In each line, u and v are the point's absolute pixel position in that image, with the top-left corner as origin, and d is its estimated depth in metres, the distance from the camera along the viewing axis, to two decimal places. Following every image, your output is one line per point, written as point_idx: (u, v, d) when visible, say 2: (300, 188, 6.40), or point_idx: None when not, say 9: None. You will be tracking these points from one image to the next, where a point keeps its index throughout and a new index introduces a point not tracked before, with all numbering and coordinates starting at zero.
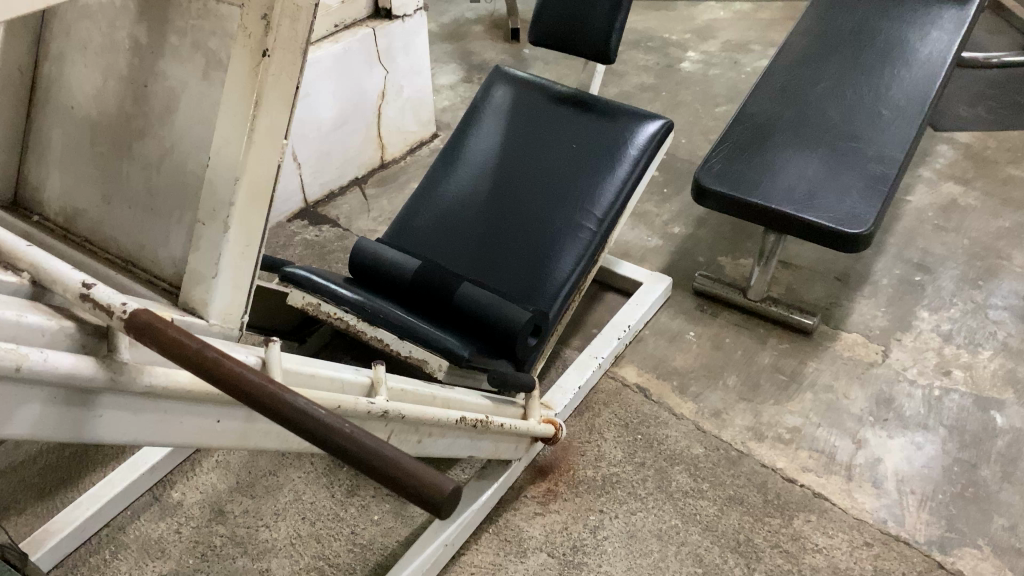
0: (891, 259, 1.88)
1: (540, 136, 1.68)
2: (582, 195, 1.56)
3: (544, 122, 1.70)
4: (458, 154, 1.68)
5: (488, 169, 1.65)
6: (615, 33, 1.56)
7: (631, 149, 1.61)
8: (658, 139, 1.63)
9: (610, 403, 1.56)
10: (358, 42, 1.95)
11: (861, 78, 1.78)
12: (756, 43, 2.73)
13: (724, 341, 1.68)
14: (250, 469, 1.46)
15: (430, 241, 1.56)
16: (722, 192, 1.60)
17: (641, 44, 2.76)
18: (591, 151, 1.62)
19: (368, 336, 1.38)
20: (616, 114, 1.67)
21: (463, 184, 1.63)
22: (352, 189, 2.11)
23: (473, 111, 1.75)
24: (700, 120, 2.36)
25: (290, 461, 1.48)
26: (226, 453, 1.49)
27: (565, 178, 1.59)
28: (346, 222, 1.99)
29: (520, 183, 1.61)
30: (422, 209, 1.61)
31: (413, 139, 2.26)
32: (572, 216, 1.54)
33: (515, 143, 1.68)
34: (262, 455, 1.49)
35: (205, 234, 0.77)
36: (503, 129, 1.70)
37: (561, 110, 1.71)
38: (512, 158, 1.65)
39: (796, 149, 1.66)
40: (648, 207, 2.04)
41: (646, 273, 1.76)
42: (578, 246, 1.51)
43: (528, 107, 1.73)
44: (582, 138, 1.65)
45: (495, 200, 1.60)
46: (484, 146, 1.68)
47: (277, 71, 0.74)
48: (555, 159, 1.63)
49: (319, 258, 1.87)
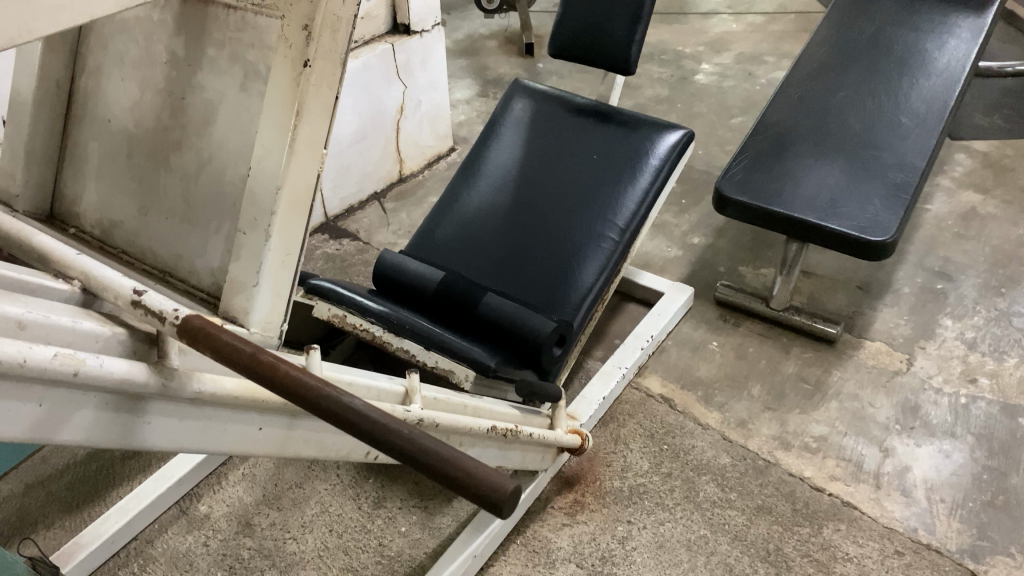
0: (913, 267, 1.87)
1: (560, 147, 1.68)
2: (604, 205, 1.57)
3: (564, 134, 1.70)
4: (479, 166, 1.69)
5: (509, 181, 1.65)
6: (635, 43, 1.56)
7: (651, 159, 1.61)
8: (679, 149, 1.63)
9: (635, 413, 1.55)
10: (376, 57, 1.96)
11: (880, 88, 1.79)
12: (769, 55, 2.74)
13: (747, 351, 1.67)
14: (276, 481, 1.46)
15: (453, 253, 1.57)
16: (744, 202, 1.60)
17: (655, 57, 2.78)
18: (611, 162, 1.63)
19: (394, 347, 1.38)
20: (637, 125, 1.67)
21: (484, 196, 1.64)
22: (372, 203, 2.12)
23: (493, 125, 1.76)
24: (716, 131, 2.37)
25: (316, 473, 1.48)
26: (252, 465, 1.49)
27: (586, 188, 1.60)
28: (366, 236, 2.01)
29: (541, 193, 1.62)
30: (444, 220, 1.62)
31: (430, 153, 2.27)
32: (594, 227, 1.55)
33: (535, 155, 1.68)
34: (288, 467, 1.49)
35: (246, 243, 0.78)
36: (523, 141, 1.71)
37: (580, 122, 1.72)
38: (533, 170, 1.66)
39: (817, 158, 1.67)
40: (667, 218, 2.05)
41: (668, 283, 1.76)
42: (601, 256, 1.51)
43: (548, 119, 1.74)
44: (603, 149, 1.65)
45: (517, 211, 1.60)
46: (505, 159, 1.69)
47: (317, 81, 0.75)
48: (576, 170, 1.63)
49: (341, 271, 1.89)
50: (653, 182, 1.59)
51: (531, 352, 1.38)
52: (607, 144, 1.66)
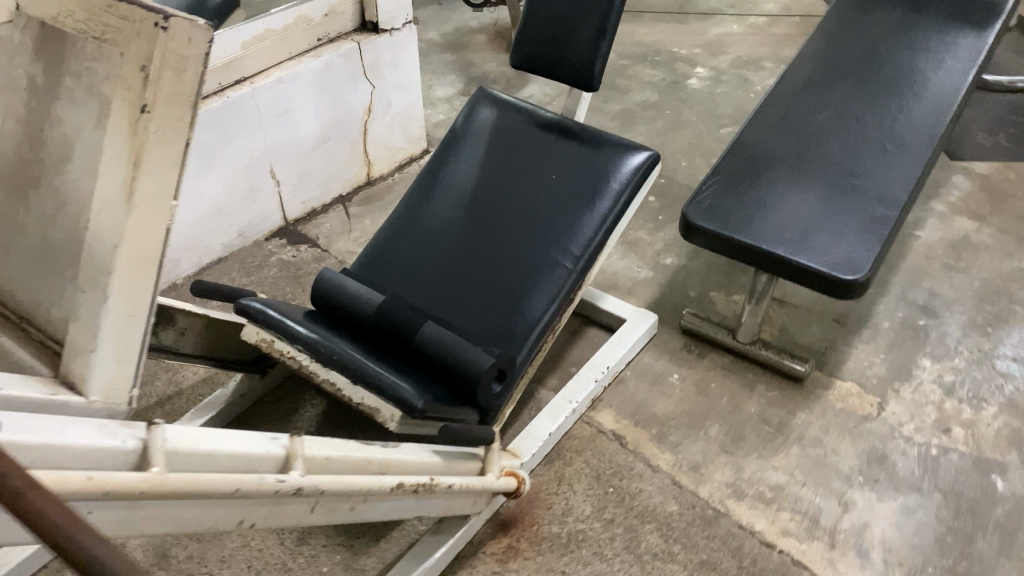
0: (895, 300, 1.77)
1: (520, 164, 1.58)
2: (560, 231, 1.47)
3: (525, 150, 1.60)
4: (435, 184, 1.60)
5: (465, 200, 1.56)
6: (599, 58, 1.46)
7: (612, 183, 1.51)
8: (643, 172, 1.53)
9: (583, 451, 1.46)
10: (340, 57, 1.86)
11: (868, 110, 1.68)
12: (768, 60, 2.62)
13: (710, 387, 1.58)
14: None
15: (399, 276, 1.48)
16: (711, 230, 1.51)
17: (648, 58, 2.66)
18: (571, 183, 1.53)
19: (320, 378, 1.30)
20: (601, 145, 1.57)
21: (438, 216, 1.55)
22: (336, 207, 2.03)
23: (453, 139, 1.66)
24: (702, 142, 2.26)
25: None
26: None
27: (542, 212, 1.50)
28: (325, 243, 1.92)
29: (496, 214, 1.53)
30: (393, 241, 1.54)
31: (403, 155, 2.16)
32: (548, 255, 1.45)
33: (492, 172, 1.58)
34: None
35: (85, 302, 0.70)
36: (482, 156, 1.61)
37: (541, 138, 1.61)
38: (489, 188, 1.56)
39: (793, 184, 1.56)
40: (641, 236, 1.95)
41: (631, 309, 1.67)
42: (554, 287, 1.42)
43: (508, 133, 1.63)
44: (563, 170, 1.55)
45: (469, 234, 1.51)
46: (462, 176, 1.60)
47: (159, 127, 0.66)
48: (534, 191, 1.53)
49: (295, 282, 1.82)
50: (613, 207, 1.49)
51: (466, 389, 1.30)
52: (569, 164, 1.55)
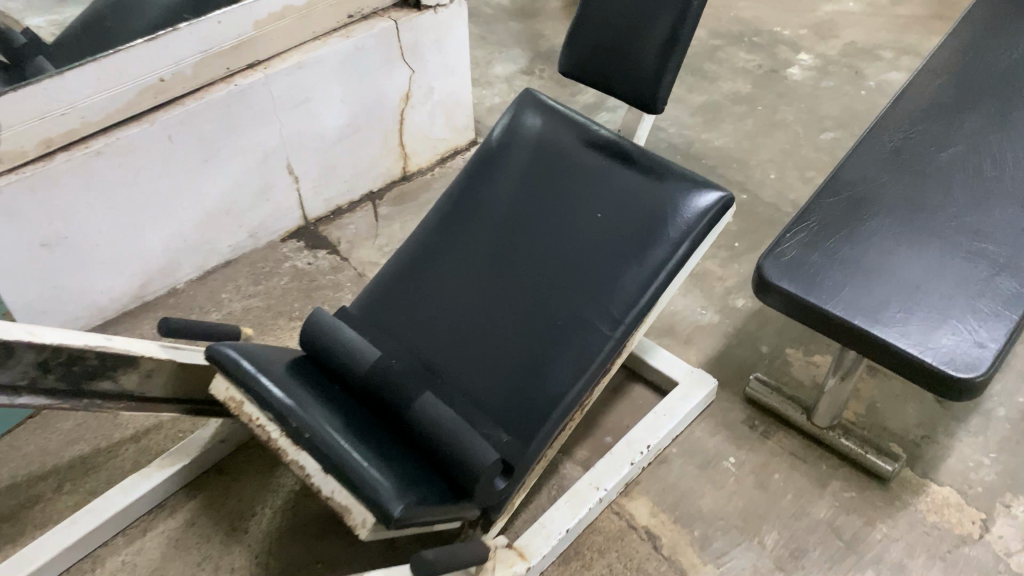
0: (1015, 380, 1.44)
1: (562, 192, 1.31)
2: (598, 285, 1.21)
3: (570, 174, 1.32)
4: (462, 207, 1.35)
5: (492, 232, 1.31)
6: (667, 74, 1.16)
7: (669, 229, 1.22)
8: (710, 218, 1.23)
9: (607, 552, 1.22)
10: (374, 38, 1.60)
11: (1005, 153, 1.35)
12: (886, 49, 2.23)
13: (771, 479, 1.30)
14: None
15: (404, 321, 1.25)
16: (789, 293, 1.21)
17: (746, 38, 2.30)
18: (618, 223, 1.25)
19: (290, 458, 1.08)
20: (662, 176, 1.28)
21: (458, 250, 1.30)
22: (365, 205, 1.80)
23: (489, 152, 1.40)
24: (798, 149, 1.92)
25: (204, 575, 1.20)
26: (135, 551, 1.22)
27: (580, 257, 1.24)
28: (345, 249, 1.70)
29: (526, 255, 1.27)
30: (405, 274, 1.30)
31: (445, 147, 1.91)
32: (580, 314, 1.19)
33: (528, 199, 1.32)
34: (174, 563, 1.21)
35: None
36: (519, 177, 1.35)
37: (591, 161, 1.32)
38: (522, 221, 1.30)
39: (900, 239, 1.25)
40: (709, 268, 1.66)
41: (686, 370, 1.39)
42: (583, 357, 1.16)
43: (553, 150, 1.36)
44: (612, 205, 1.27)
45: (491, 278, 1.26)
46: (493, 201, 1.34)
47: None
48: (574, 229, 1.26)
49: (305, 296, 1.60)
50: (667, 259, 1.20)
51: (462, 485, 1.07)
52: (619, 199, 1.27)
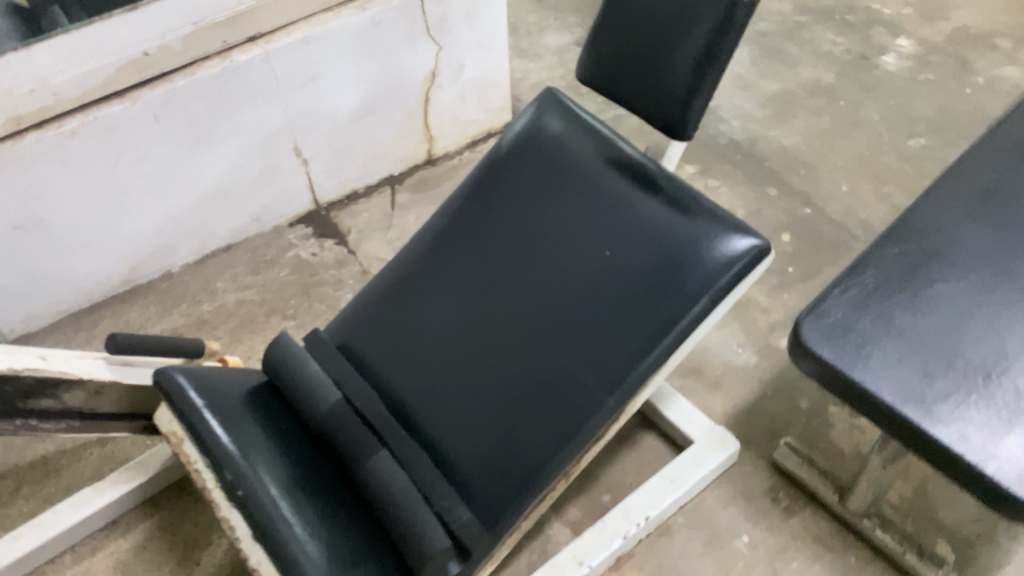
0: None
1: (569, 218, 1.12)
2: (594, 338, 1.03)
3: (582, 196, 1.13)
4: (462, 227, 1.19)
5: (488, 261, 1.15)
6: (699, 98, 0.95)
7: (686, 277, 1.02)
8: (739, 269, 1.02)
9: None
10: (395, 11, 1.42)
11: None
12: (1004, 36, 1.91)
13: (787, 569, 1.12)
14: None
15: (382, 358, 1.12)
16: (829, 362, 1.01)
17: (838, 15, 2.02)
18: (627, 263, 1.06)
19: (223, 513, 0.97)
20: (688, 209, 1.08)
21: (450, 279, 1.15)
22: (382, 190, 1.65)
23: (499, 162, 1.22)
24: (880, 155, 1.66)
25: None
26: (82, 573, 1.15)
27: (579, 302, 1.06)
28: (354, 240, 1.56)
29: (520, 293, 1.10)
30: (390, 302, 1.17)
31: (477, 128, 1.74)
32: (569, 371, 1.02)
33: (532, 224, 1.14)
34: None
35: None
36: (525, 196, 1.17)
37: (608, 183, 1.13)
38: (523, 251, 1.13)
39: (976, 308, 1.03)
40: (753, 296, 1.45)
41: (706, 427, 1.21)
42: (566, 424, 1.00)
43: (567, 165, 1.17)
44: (623, 240, 1.07)
45: (479, 318, 1.11)
46: (494, 223, 1.17)
47: None
48: (576, 266, 1.08)
49: (303, 292, 1.47)
50: (679, 314, 1.01)
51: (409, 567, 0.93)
52: (633, 233, 1.07)
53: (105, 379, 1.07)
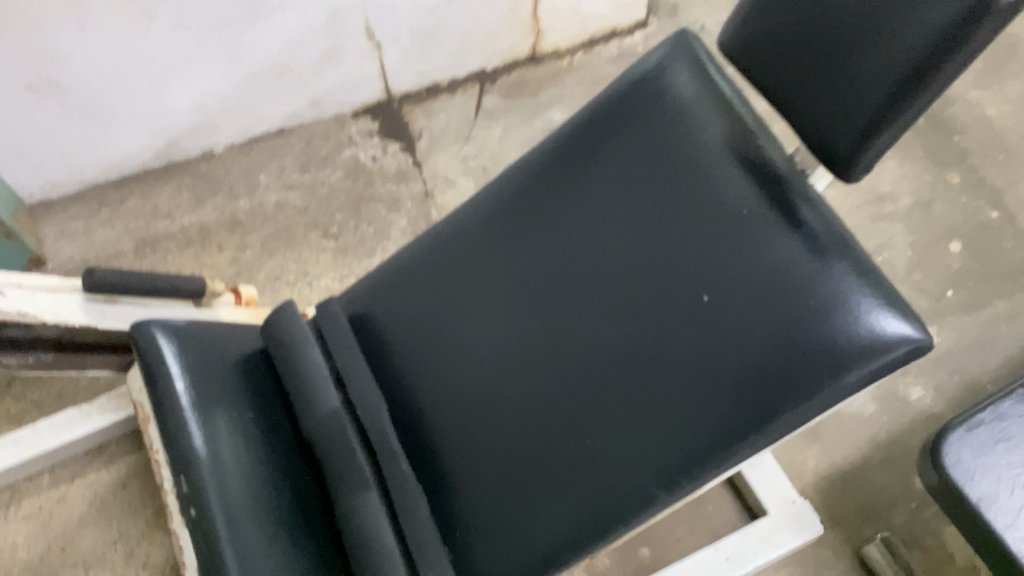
0: None
1: (663, 232, 0.84)
2: (657, 415, 0.78)
3: (687, 204, 0.83)
4: (532, 208, 0.92)
5: (553, 261, 0.89)
6: (884, 133, 0.65)
7: (794, 366, 0.73)
8: (884, 369, 0.72)
9: None
10: None
11: None
12: None
13: None
14: (64, 546, 1.02)
15: (410, 360, 0.92)
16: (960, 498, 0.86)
17: None
18: (721, 323, 0.77)
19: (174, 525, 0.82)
20: (826, 253, 0.76)
21: (503, 273, 0.91)
22: (469, 88, 1.39)
23: (593, 124, 0.91)
24: None
25: (115, 560, 1.01)
26: (56, 502, 1.05)
27: (653, 358, 0.80)
28: (422, 150, 1.33)
29: (582, 321, 0.85)
30: (431, 288, 0.94)
31: (599, 27, 1.41)
32: (616, 451, 0.79)
33: (616, 228, 0.87)
34: (89, 529, 1.03)
35: None
36: (617, 185, 0.88)
37: (724, 193, 0.81)
38: (599, 261, 0.86)
39: None
40: None
41: (786, 501, 1.02)
42: (597, 509, 0.78)
43: (678, 153, 0.86)
44: (726, 287, 0.78)
45: (526, 339, 0.87)
46: (571, 209, 0.90)
47: None
48: (661, 305, 0.81)
49: (352, 207, 1.27)
50: (775, 410, 0.73)
51: None
52: (741, 278, 0.78)
53: (82, 326, 0.90)
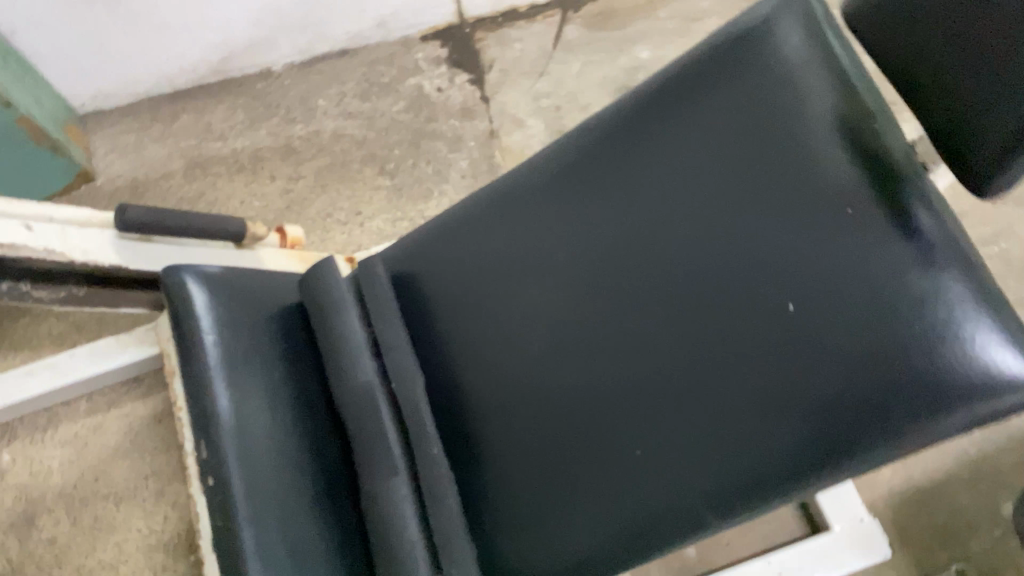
0: None
1: (751, 223, 0.71)
2: (719, 435, 0.69)
3: (782, 192, 0.70)
4: (604, 175, 0.80)
5: (619, 238, 0.77)
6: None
7: (889, 408, 0.63)
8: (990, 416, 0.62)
9: None
10: None
11: None
12: None
13: None
14: (95, 477, 1.02)
15: (454, 333, 0.85)
16: None
17: None
18: (808, 342, 0.66)
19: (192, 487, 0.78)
20: (941, 269, 0.64)
21: (563, 245, 0.80)
22: (550, 16, 1.26)
23: (682, 79, 0.77)
24: None
25: (144, 498, 1.01)
26: (90, 430, 1.05)
27: (720, 368, 0.69)
28: (492, 84, 1.23)
29: (645, 312, 0.75)
30: (484, 253, 0.85)
31: None
32: (670, 468, 0.70)
33: (694, 209, 0.74)
34: (121, 463, 1.03)
35: None
36: (700, 158, 0.75)
37: (829, 187, 0.69)
38: (672, 246, 0.74)
39: None
40: None
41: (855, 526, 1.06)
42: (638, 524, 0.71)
43: (779, 127, 0.71)
44: (819, 296, 0.66)
45: (581, 325, 0.78)
46: (647, 180, 0.77)
47: None
48: (736, 308, 0.70)
49: (410, 143, 1.19)
50: (852, 447, 0.64)
51: None
52: (834, 289, 0.66)
53: (113, 267, 0.85)
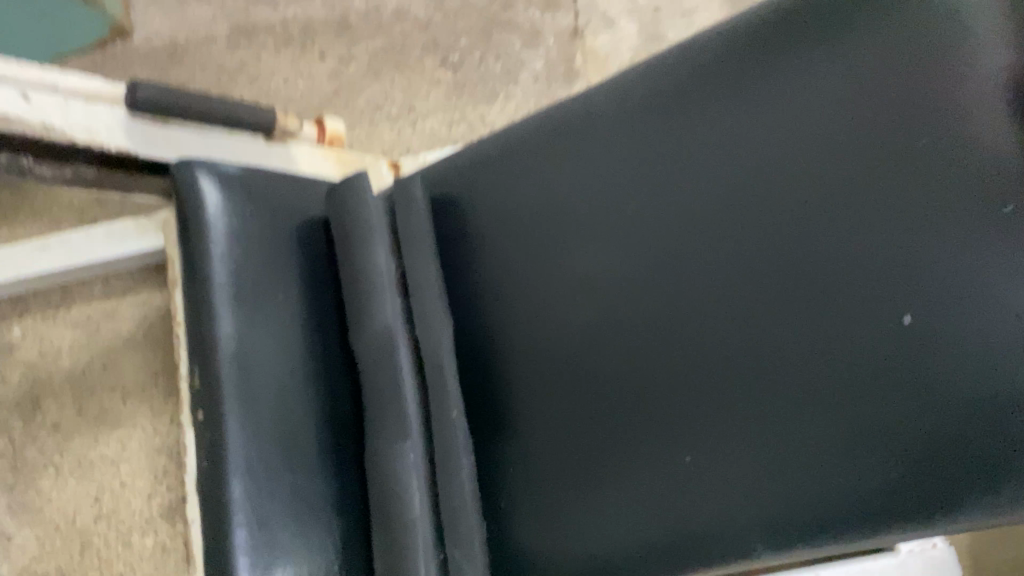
0: None
1: (871, 196, 0.54)
2: (790, 455, 0.54)
3: (922, 159, 0.52)
4: (697, 113, 0.64)
5: (706, 200, 0.62)
6: None
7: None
8: None
9: None
10: None
11: None
12: None
13: None
14: (103, 364, 1.06)
15: (496, 275, 0.73)
16: None
17: None
18: (921, 364, 0.50)
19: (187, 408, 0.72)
20: None
21: (637, 190, 0.66)
22: None
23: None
24: None
25: (144, 394, 1.04)
26: (103, 313, 1.08)
27: (808, 375, 0.54)
28: None
29: (723, 288, 0.60)
30: (541, 186, 0.72)
31: None
32: (722, 477, 0.57)
33: (800, 167, 0.58)
34: (130, 355, 1.05)
35: None
36: (819, 104, 0.57)
37: (986, 162, 0.49)
38: (767, 220, 0.58)
39: None
40: None
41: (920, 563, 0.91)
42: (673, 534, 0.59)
43: (934, 73, 0.52)
44: (953, 307, 0.49)
45: (645, 289, 0.64)
46: (751, 129, 0.61)
47: None
48: (842, 306, 0.54)
49: (482, 32, 1.13)
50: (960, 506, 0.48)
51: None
52: (980, 303, 0.49)
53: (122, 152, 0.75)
